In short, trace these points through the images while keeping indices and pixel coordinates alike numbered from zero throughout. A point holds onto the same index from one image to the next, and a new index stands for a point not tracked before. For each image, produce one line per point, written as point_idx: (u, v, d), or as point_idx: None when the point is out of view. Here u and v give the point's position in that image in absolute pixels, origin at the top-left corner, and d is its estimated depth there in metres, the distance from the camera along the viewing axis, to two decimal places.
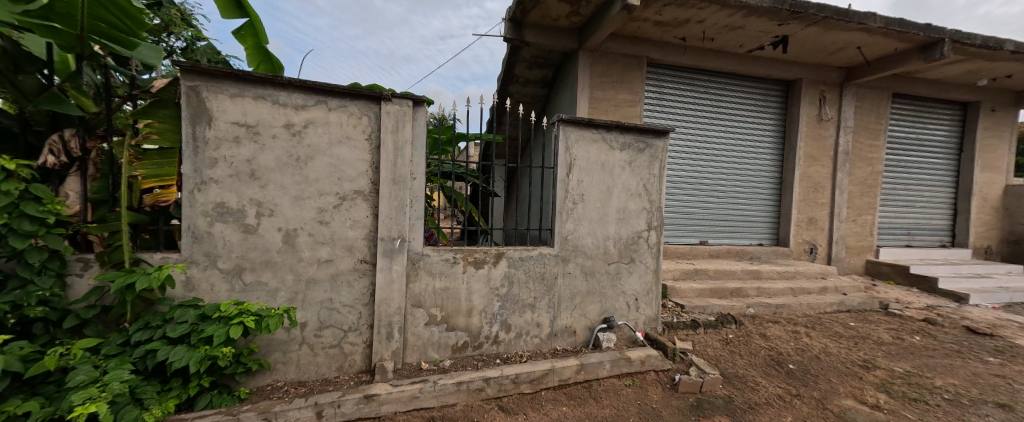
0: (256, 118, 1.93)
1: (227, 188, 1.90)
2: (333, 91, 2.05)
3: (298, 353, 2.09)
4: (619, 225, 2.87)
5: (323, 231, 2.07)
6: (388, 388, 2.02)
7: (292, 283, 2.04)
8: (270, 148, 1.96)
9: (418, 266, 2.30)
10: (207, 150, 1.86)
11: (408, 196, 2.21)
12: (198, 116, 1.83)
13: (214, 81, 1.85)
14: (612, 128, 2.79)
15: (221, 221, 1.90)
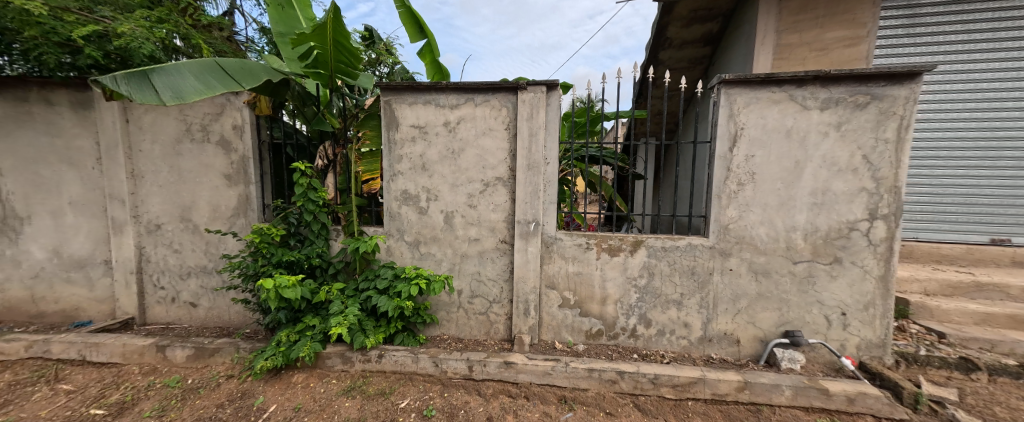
0: (425, 120, 2.36)
1: (408, 179, 2.43)
2: (478, 89, 2.28)
3: (457, 314, 2.51)
4: (816, 212, 2.12)
5: (472, 214, 2.39)
6: (524, 360, 2.17)
7: (451, 257, 2.46)
8: (434, 144, 2.37)
9: (552, 249, 2.36)
10: (396, 149, 2.41)
11: (542, 181, 2.27)
12: (390, 123, 2.39)
13: (398, 94, 2.35)
14: (808, 82, 2.04)
15: (405, 204, 2.46)
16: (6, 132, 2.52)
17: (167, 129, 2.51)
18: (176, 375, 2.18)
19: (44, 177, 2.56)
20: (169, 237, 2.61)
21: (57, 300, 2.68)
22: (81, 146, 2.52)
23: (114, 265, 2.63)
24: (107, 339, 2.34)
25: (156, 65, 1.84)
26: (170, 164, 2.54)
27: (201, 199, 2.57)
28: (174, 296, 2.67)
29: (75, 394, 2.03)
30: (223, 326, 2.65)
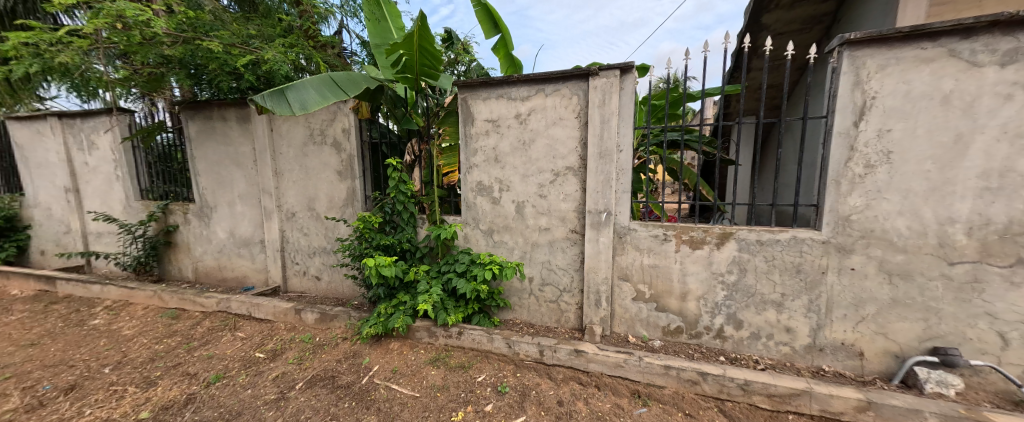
0: (498, 114, 2.47)
1: (483, 171, 2.58)
2: (549, 79, 2.29)
3: (528, 300, 2.59)
4: (988, 200, 1.62)
5: (542, 204, 2.43)
6: (595, 349, 2.15)
7: (522, 245, 2.54)
8: (507, 136, 2.46)
9: (625, 240, 2.26)
10: (472, 143, 2.57)
11: (615, 169, 2.18)
12: (467, 118, 2.55)
13: (474, 90, 2.50)
14: (980, 30, 1.56)
15: (481, 195, 2.61)
16: (201, 143, 3.42)
17: (297, 135, 3.10)
18: (308, 333, 2.73)
19: (224, 177, 3.41)
20: (301, 223, 3.24)
21: (233, 268, 3.57)
22: (244, 151, 3.29)
23: (266, 244, 3.39)
24: (263, 301, 3.04)
25: (287, 84, 2.20)
26: (300, 163, 3.14)
27: (321, 192, 3.13)
28: (305, 270, 3.31)
29: (246, 340, 2.71)
30: (338, 297, 3.20)
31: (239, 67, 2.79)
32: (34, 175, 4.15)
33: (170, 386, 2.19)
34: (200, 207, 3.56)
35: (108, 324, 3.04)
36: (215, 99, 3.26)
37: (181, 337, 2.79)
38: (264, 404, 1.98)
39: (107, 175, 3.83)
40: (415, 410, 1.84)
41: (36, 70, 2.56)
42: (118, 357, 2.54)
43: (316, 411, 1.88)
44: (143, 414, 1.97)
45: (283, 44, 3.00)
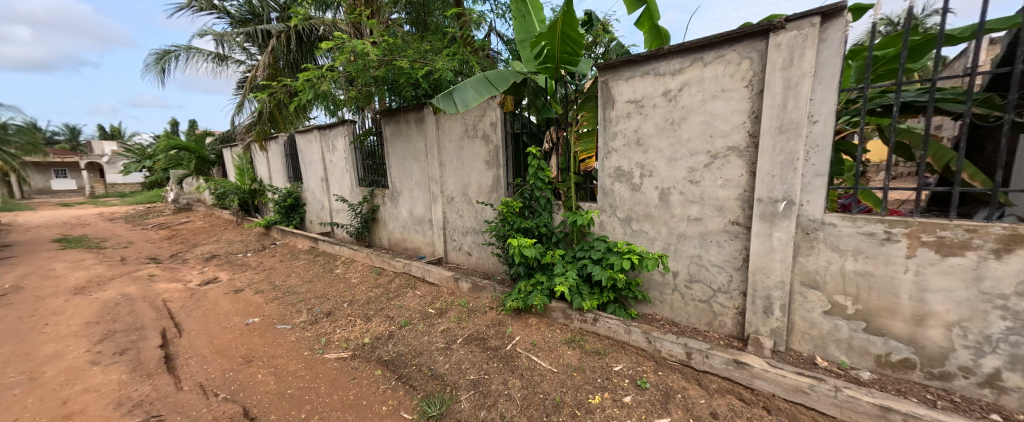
0: (642, 93, 2.26)
1: (622, 156, 2.42)
2: (710, 45, 1.94)
3: (672, 297, 2.34)
4: None
5: (693, 191, 2.12)
6: (763, 364, 1.79)
7: (666, 236, 2.30)
8: (651, 117, 2.24)
9: (815, 238, 1.74)
10: (611, 127, 2.45)
11: (802, 146, 1.71)
12: (607, 101, 2.44)
13: (616, 71, 2.35)
14: None
15: (618, 181, 2.47)
16: (393, 143, 4.44)
17: (456, 131, 3.64)
18: (464, 299, 3.26)
19: (406, 169, 4.34)
20: (457, 206, 3.83)
21: (412, 241, 4.55)
22: (419, 147, 4.09)
23: (433, 222, 4.16)
24: (432, 268, 3.77)
25: (453, 87, 2.57)
26: (457, 155, 3.70)
27: (472, 179, 3.61)
28: (460, 246, 3.91)
29: (422, 297, 3.43)
30: (485, 271, 3.66)
31: (418, 78, 3.46)
32: (307, 170, 6.26)
33: (379, 323, 3.01)
34: (392, 192, 4.64)
35: (344, 274, 4.38)
36: (401, 106, 4.15)
37: (383, 289, 3.76)
38: (436, 350, 2.49)
39: (342, 169, 5.44)
40: (554, 383, 1.97)
41: (310, 98, 3.81)
42: (350, 297, 3.64)
43: (472, 365, 2.25)
44: (365, 340, 2.78)
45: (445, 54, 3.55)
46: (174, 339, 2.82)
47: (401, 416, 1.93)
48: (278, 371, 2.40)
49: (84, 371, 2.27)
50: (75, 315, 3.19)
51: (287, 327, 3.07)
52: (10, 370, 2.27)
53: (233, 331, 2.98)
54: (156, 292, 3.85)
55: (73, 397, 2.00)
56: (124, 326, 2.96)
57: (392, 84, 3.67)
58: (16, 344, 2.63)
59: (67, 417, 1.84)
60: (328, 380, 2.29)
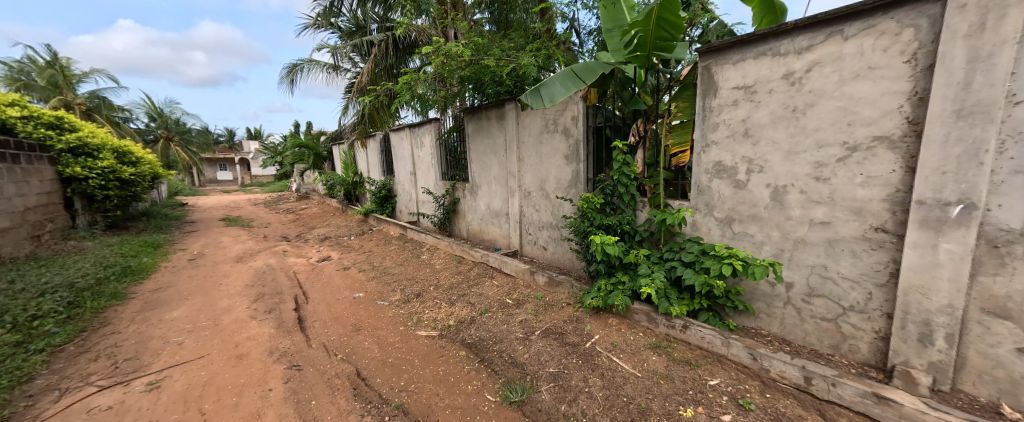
0: (755, 77, 1.99)
1: (724, 149, 2.17)
2: (854, 14, 1.62)
3: (783, 311, 2.04)
4: None
5: (820, 190, 1.81)
6: (917, 404, 1.47)
7: (779, 240, 2.01)
8: (766, 104, 1.96)
9: (1009, 254, 1.34)
10: (712, 117, 2.21)
11: (994, 134, 1.32)
12: (708, 89, 2.20)
13: (722, 54, 2.11)
14: None
15: (718, 177, 2.23)
16: (474, 139, 4.66)
17: (536, 126, 3.67)
18: (540, 292, 3.31)
19: (486, 163, 4.53)
20: (534, 201, 3.87)
21: (489, 232, 4.73)
22: (499, 142, 4.22)
23: (510, 216, 4.27)
24: (509, 260, 3.89)
25: (539, 83, 2.61)
26: (536, 150, 3.73)
27: (550, 174, 3.61)
28: (535, 240, 3.94)
29: (500, 287, 3.57)
30: (561, 267, 3.65)
31: (503, 75, 3.56)
32: (398, 165, 6.95)
33: (462, 308, 3.23)
34: (472, 186, 4.88)
35: (429, 259, 4.79)
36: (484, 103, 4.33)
37: (463, 276, 4.02)
38: (515, 339, 2.58)
39: (428, 164, 5.92)
40: (638, 388, 1.89)
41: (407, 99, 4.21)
42: (436, 281, 3.97)
43: (552, 357, 2.29)
44: (450, 322, 3.01)
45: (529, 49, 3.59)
46: (303, 304, 3.42)
47: (485, 396, 2.05)
48: (381, 341, 2.74)
49: (247, 322, 2.91)
50: (238, 278, 4.09)
51: (385, 303, 3.49)
52: (202, 316, 3.02)
53: (344, 303, 3.50)
54: (289, 265, 4.71)
55: (242, 342, 2.57)
56: (269, 291, 3.69)
57: (477, 83, 3.84)
58: (204, 297, 3.47)
59: (239, 357, 2.38)
60: (421, 355, 2.54)
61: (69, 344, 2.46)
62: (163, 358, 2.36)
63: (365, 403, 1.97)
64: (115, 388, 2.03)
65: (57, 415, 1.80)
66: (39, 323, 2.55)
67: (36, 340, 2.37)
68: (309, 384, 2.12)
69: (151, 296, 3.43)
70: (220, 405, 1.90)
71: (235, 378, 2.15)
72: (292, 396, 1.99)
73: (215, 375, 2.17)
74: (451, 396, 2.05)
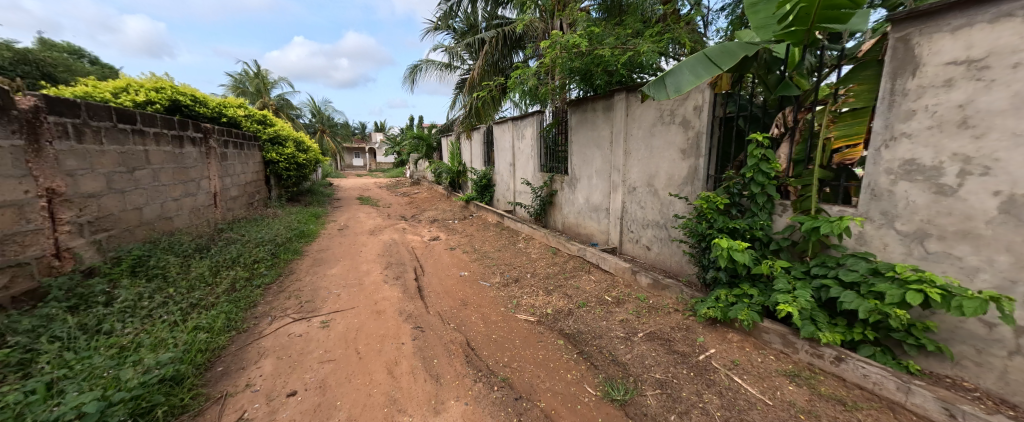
0: (988, 47, 1.49)
1: (922, 143, 1.69)
2: None
3: (1005, 362, 1.53)
4: None
5: None
6: None
7: (1007, 268, 1.49)
8: (1005, 82, 1.44)
9: None
10: (905, 102, 1.74)
11: None
12: (902, 67, 1.74)
13: (933, 19, 1.63)
14: None
15: (907, 179, 1.75)
16: (577, 131, 4.58)
17: (649, 117, 3.43)
18: (643, 293, 3.14)
19: (588, 156, 4.43)
20: (640, 197, 3.64)
21: (586, 227, 4.63)
22: (605, 135, 4.08)
23: (611, 211, 4.10)
24: (608, 257, 3.78)
25: (665, 71, 2.43)
26: (646, 143, 3.50)
27: (661, 169, 3.36)
28: (639, 239, 3.72)
29: (598, 283, 3.51)
30: (667, 269, 3.39)
31: (618, 64, 3.43)
32: (499, 156, 7.32)
33: (559, 299, 3.28)
34: (571, 179, 4.83)
35: (525, 248, 4.96)
36: (591, 94, 4.24)
37: (560, 267, 4.06)
38: (617, 338, 2.52)
39: (527, 155, 6.08)
40: (769, 417, 1.66)
41: (517, 94, 4.40)
42: (532, 269, 4.11)
43: (658, 363, 2.16)
44: (548, 310, 3.09)
45: (646, 34, 3.36)
46: (421, 276, 3.94)
47: (586, 388, 2.06)
48: (485, 318, 2.98)
49: (381, 285, 3.50)
50: (372, 248, 4.92)
51: (487, 284, 3.77)
52: (350, 276, 3.74)
53: (452, 279, 3.90)
54: (407, 241, 5.45)
55: (379, 301, 3.11)
56: (395, 261, 4.35)
57: (587, 75, 3.79)
58: (351, 260, 4.29)
59: (378, 312, 2.89)
60: (522, 336, 2.68)
61: (273, 284, 3.36)
62: (328, 304, 3.02)
63: (478, 371, 2.19)
64: (302, 321, 2.70)
65: (271, 334, 2.48)
66: (257, 266, 3.53)
67: (255, 278, 3.29)
68: (431, 345, 2.45)
69: (316, 255, 4.40)
70: (370, 348, 2.36)
71: (377, 329, 2.62)
72: (420, 352, 2.34)
73: (362, 324, 2.69)
74: (553, 380, 2.13)
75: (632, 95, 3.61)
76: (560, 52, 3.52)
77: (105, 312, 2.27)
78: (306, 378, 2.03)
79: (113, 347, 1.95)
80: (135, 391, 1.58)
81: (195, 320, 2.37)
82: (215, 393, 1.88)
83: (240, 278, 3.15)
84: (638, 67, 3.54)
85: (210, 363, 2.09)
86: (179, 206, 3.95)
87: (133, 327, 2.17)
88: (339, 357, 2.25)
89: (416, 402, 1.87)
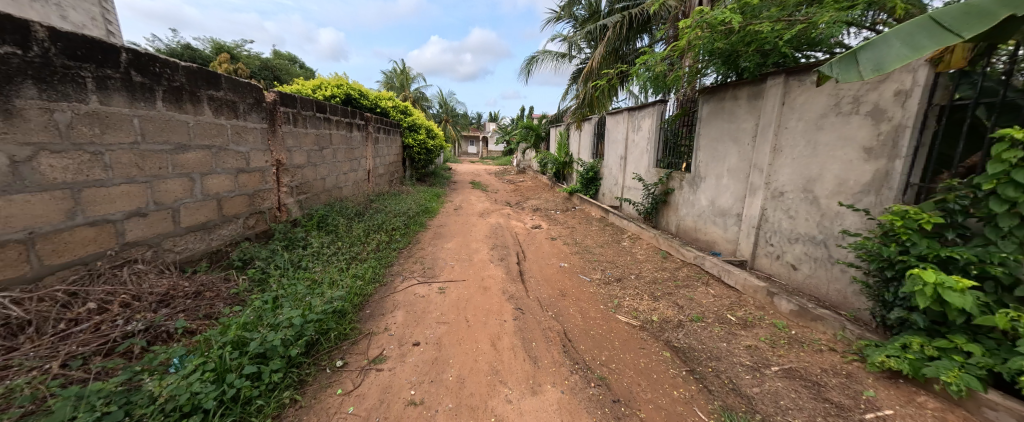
0: None
1: None
2: None
3: None
4: None
5: None
6: None
7: None
8: None
9: None
10: None
11: None
12: None
13: None
14: None
15: None
16: (708, 122, 4.01)
17: (817, 106, 2.77)
18: (782, 321, 2.62)
19: (719, 151, 3.84)
20: (789, 204, 2.99)
21: (707, 233, 4.06)
22: (746, 127, 3.46)
23: (744, 218, 3.49)
24: (735, 270, 3.26)
25: (861, 44, 1.89)
26: (808, 138, 2.83)
27: (829, 172, 2.69)
28: (780, 254, 3.09)
29: (718, 298, 3.07)
30: (820, 297, 2.74)
31: (779, 41, 2.84)
32: (609, 148, 6.98)
33: (667, 307, 2.99)
34: (693, 177, 4.27)
35: (631, 247, 4.65)
36: (732, 80, 3.64)
37: (670, 273, 3.68)
38: (741, 366, 2.17)
39: (642, 148, 5.62)
40: None
41: (640, 82, 4.09)
42: (638, 271, 3.83)
43: (798, 408, 1.78)
44: (654, 317, 2.85)
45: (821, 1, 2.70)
46: (522, 261, 4.11)
47: (695, 411, 1.85)
48: (583, 312, 2.93)
49: (487, 264, 3.79)
50: (480, 229, 5.36)
51: (587, 279, 3.68)
52: (462, 251, 4.16)
53: (551, 268, 3.94)
54: (512, 226, 5.74)
55: (486, 278, 3.39)
56: (500, 244, 4.64)
57: (731, 57, 3.26)
58: (463, 238, 4.76)
59: (484, 288, 3.15)
60: (621, 338, 2.56)
61: (404, 250, 3.99)
62: (444, 273, 3.44)
63: (575, 362, 2.19)
64: (424, 284, 3.15)
65: (402, 290, 2.97)
66: (393, 233, 4.25)
67: (393, 242, 3.97)
68: (530, 327, 2.55)
69: (436, 229, 5.04)
70: (477, 319, 2.60)
71: (483, 303, 2.86)
72: (520, 332, 2.47)
73: (472, 296, 2.98)
74: (657, 393, 1.97)
75: (794, 79, 2.96)
76: (700, 32, 3.10)
77: (301, 254, 3.09)
78: (427, 333, 2.38)
79: (307, 280, 2.65)
80: (319, 315, 2.12)
81: (354, 269, 3.02)
82: (365, 329, 2.37)
83: (383, 241, 3.85)
84: (807, 44, 2.87)
85: (362, 305, 2.64)
86: (345, 179, 5.02)
87: (318, 267, 2.89)
88: (452, 321, 2.55)
89: (516, 377, 1.99)
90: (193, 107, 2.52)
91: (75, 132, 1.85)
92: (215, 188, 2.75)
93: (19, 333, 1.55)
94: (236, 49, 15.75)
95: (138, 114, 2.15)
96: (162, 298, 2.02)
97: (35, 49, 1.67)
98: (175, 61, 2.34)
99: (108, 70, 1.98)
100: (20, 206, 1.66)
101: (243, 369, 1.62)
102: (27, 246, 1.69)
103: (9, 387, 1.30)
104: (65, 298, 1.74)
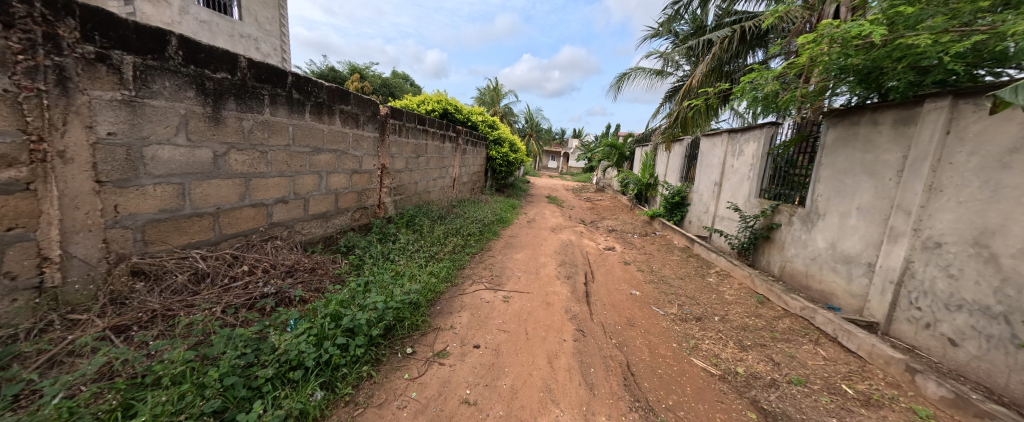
0: None
1: None
2: None
3: None
4: None
5: None
6: None
7: None
8: None
9: None
10: None
11: None
12: None
13: None
14: None
15: None
16: (832, 151, 3.38)
17: (1003, 138, 2.14)
18: (926, 408, 2.03)
19: (845, 184, 3.19)
20: (949, 260, 2.32)
21: (821, 281, 3.39)
22: (888, 159, 2.83)
23: (876, 269, 2.82)
24: (858, 332, 2.64)
25: None
26: (987, 179, 2.19)
27: (1018, 224, 2.03)
28: (930, 323, 2.40)
29: (830, 362, 2.52)
30: (993, 389, 2.06)
31: (945, 55, 2.29)
32: (702, 172, 6.35)
33: (756, 360, 2.56)
34: (808, 212, 3.61)
35: (717, 285, 4.11)
36: (872, 102, 3.03)
37: (766, 322, 3.15)
38: None
39: (742, 175, 4.99)
40: None
41: (745, 102, 3.67)
42: (724, 313, 3.36)
43: None
44: (738, 369, 2.46)
45: (1005, 7, 2.15)
46: (590, 282, 3.97)
47: None
48: (652, 347, 2.70)
49: (553, 280, 3.77)
50: (551, 244, 5.35)
51: (660, 312, 3.37)
52: (530, 264, 4.23)
53: (620, 294, 3.71)
54: (583, 245, 5.59)
55: (550, 294, 3.38)
56: (569, 261, 4.57)
57: (871, 74, 2.72)
58: (532, 250, 4.83)
59: (548, 304, 3.14)
60: (693, 383, 2.29)
61: (477, 255, 4.23)
62: (510, 283, 3.53)
63: (635, 399, 2.03)
64: (490, 290, 3.29)
65: (470, 294, 3.15)
66: (469, 238, 4.55)
67: (467, 247, 4.24)
68: (590, 352, 2.46)
69: (509, 239, 5.20)
70: (537, 334, 2.61)
71: (544, 318, 2.86)
72: (579, 354, 2.41)
73: (536, 310, 3.01)
74: None
75: (966, 103, 2.34)
76: (829, 47, 2.65)
77: (390, 248, 3.52)
78: (487, 338, 2.48)
79: (392, 271, 3.01)
80: (396, 304, 2.39)
81: (431, 267, 3.32)
82: (434, 323, 2.58)
83: (458, 245, 4.14)
84: (993, 59, 2.24)
85: (433, 301, 2.88)
86: (433, 184, 5.56)
87: (402, 261, 3.25)
88: (512, 331, 2.62)
89: (569, 400, 1.94)
90: (329, 118, 3.13)
91: (252, 135, 2.47)
92: (335, 185, 3.34)
93: (202, 281, 2.11)
94: (366, 70, 18.92)
95: (293, 123, 2.77)
96: (289, 269, 2.53)
97: (238, 74, 2.29)
98: (321, 82, 2.95)
99: (279, 90, 2.60)
100: (214, 188, 2.26)
101: (336, 339, 1.92)
102: (215, 218, 2.30)
103: (192, 320, 1.78)
104: (230, 259, 2.31)
